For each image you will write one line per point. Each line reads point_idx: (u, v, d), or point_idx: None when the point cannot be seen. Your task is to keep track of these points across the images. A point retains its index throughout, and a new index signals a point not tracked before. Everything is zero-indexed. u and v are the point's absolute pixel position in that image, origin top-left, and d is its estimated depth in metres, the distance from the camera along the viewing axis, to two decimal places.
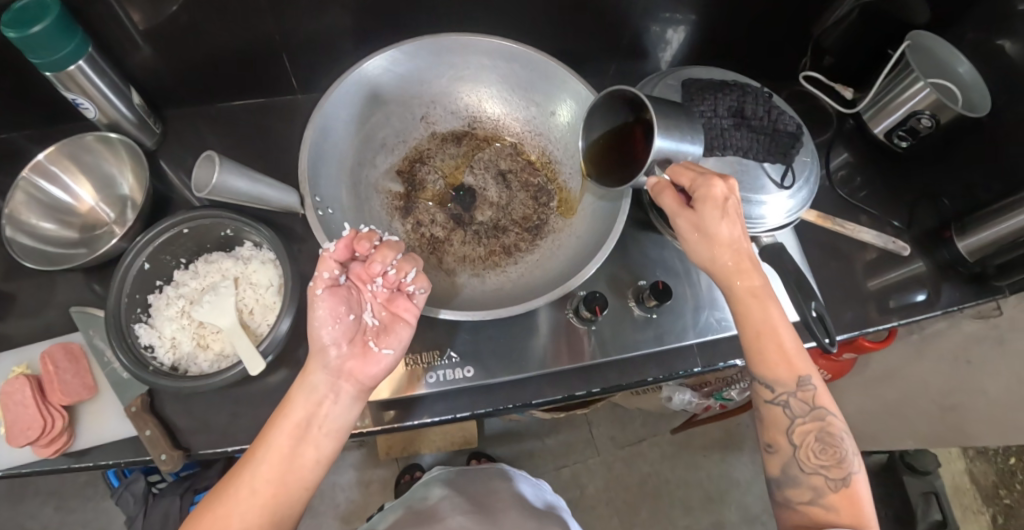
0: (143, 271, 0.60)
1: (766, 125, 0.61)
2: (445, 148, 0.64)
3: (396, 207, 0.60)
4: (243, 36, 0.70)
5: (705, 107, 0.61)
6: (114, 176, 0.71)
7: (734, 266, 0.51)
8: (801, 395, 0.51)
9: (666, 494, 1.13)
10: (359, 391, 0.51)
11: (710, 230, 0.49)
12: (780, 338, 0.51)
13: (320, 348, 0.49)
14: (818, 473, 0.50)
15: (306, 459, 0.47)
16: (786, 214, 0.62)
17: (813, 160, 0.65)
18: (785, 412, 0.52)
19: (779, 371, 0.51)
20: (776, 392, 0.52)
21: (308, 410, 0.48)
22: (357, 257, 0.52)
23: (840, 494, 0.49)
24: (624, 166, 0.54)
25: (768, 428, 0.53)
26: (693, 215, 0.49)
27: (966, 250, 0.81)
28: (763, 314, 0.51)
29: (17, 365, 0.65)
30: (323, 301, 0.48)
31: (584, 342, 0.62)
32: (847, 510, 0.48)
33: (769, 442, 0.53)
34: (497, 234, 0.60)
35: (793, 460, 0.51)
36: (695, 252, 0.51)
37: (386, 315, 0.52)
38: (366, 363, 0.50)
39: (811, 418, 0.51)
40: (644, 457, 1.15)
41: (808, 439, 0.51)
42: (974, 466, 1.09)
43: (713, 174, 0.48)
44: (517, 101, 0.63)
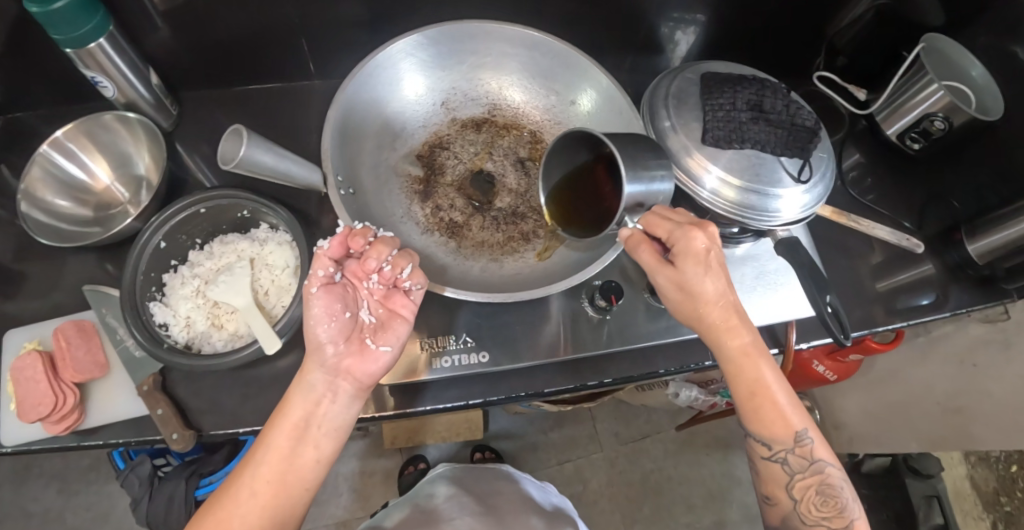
0: (159, 249, 0.60)
1: (783, 119, 0.61)
2: (465, 134, 0.64)
3: (415, 191, 0.60)
4: (262, 19, 0.70)
5: (724, 101, 0.61)
6: (130, 156, 0.71)
7: (722, 323, 0.50)
8: (799, 451, 0.51)
9: (668, 491, 1.13)
10: (357, 390, 0.50)
11: (692, 285, 0.49)
12: (773, 396, 0.51)
13: (317, 346, 0.48)
14: (820, 525, 0.50)
15: (306, 459, 0.47)
16: (800, 210, 0.61)
17: (830, 157, 0.64)
18: (783, 469, 0.51)
19: (776, 427, 0.51)
20: (773, 449, 0.51)
21: (306, 410, 0.48)
22: (352, 254, 0.51)
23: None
24: (595, 207, 0.53)
25: (768, 483, 0.53)
26: (673, 271, 0.49)
27: (976, 252, 0.80)
28: (755, 374, 0.50)
29: (30, 341, 0.66)
30: (318, 299, 0.47)
31: (598, 332, 0.62)
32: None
33: (769, 495, 0.53)
34: (516, 221, 0.60)
35: (794, 513, 0.52)
36: (681, 309, 0.51)
37: (384, 312, 0.51)
38: (363, 361, 0.49)
39: (810, 472, 0.51)
40: (647, 453, 1.15)
41: (808, 493, 0.51)
42: (976, 472, 1.07)
43: (691, 226, 0.48)
44: (537, 89, 0.64)
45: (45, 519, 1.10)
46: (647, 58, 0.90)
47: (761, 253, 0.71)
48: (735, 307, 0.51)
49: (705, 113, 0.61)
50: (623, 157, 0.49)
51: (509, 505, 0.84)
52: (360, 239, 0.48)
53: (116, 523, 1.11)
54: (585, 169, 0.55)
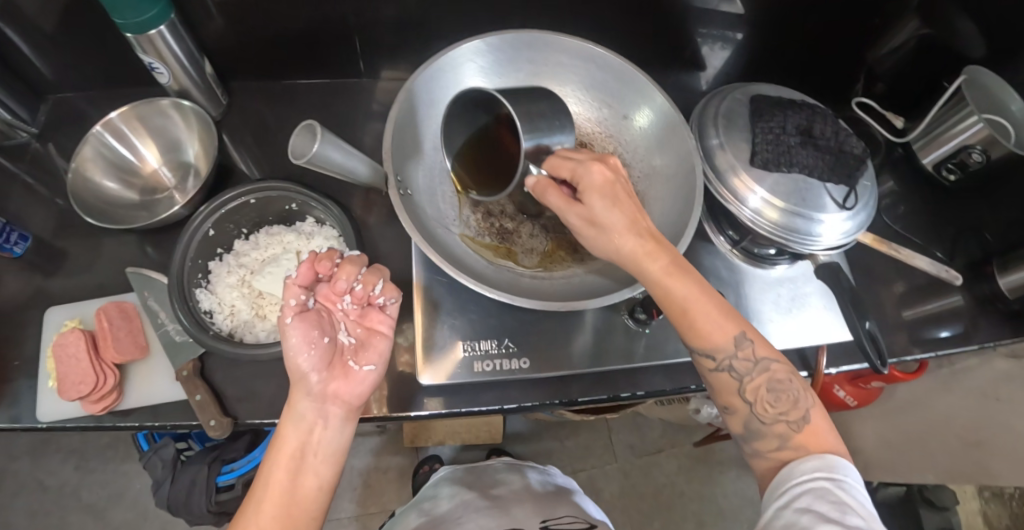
0: (207, 237, 0.61)
1: (832, 145, 0.61)
2: None
3: (467, 195, 0.60)
4: (317, 16, 0.71)
5: (773, 123, 0.61)
6: (178, 142, 0.72)
7: (640, 253, 0.47)
8: (743, 354, 0.48)
9: (679, 506, 1.12)
10: (349, 412, 0.50)
11: (602, 219, 0.47)
12: (705, 306, 0.48)
13: (301, 376, 0.48)
14: (779, 421, 0.46)
15: (308, 488, 0.46)
16: (841, 236, 0.61)
17: (874, 186, 0.64)
18: (731, 375, 0.48)
19: (714, 336, 0.48)
20: (717, 360, 0.48)
21: (300, 439, 0.47)
22: (321, 278, 0.51)
23: (804, 435, 0.46)
24: (500, 169, 0.54)
25: (720, 393, 0.50)
26: (583, 208, 0.47)
27: (1007, 286, 0.81)
28: (681, 293, 0.47)
29: (71, 319, 0.67)
30: (294, 329, 0.47)
31: (634, 345, 0.62)
32: (814, 443, 0.45)
33: (725, 405, 0.50)
34: (565, 230, 0.58)
35: (751, 416, 0.48)
36: (597, 245, 0.49)
37: (361, 331, 0.53)
38: (349, 383, 0.50)
39: (757, 371, 0.48)
40: (661, 467, 1.15)
41: (760, 393, 0.48)
42: None
43: (592, 161, 0.47)
44: (592, 102, 0.65)
45: (61, 494, 1.11)
46: (689, 75, 0.91)
47: (798, 275, 0.71)
48: (650, 230, 0.48)
49: (754, 135, 0.62)
50: (515, 110, 0.52)
51: (518, 497, 0.84)
52: (327, 263, 0.49)
53: (130, 503, 1.11)
54: (486, 132, 0.57)
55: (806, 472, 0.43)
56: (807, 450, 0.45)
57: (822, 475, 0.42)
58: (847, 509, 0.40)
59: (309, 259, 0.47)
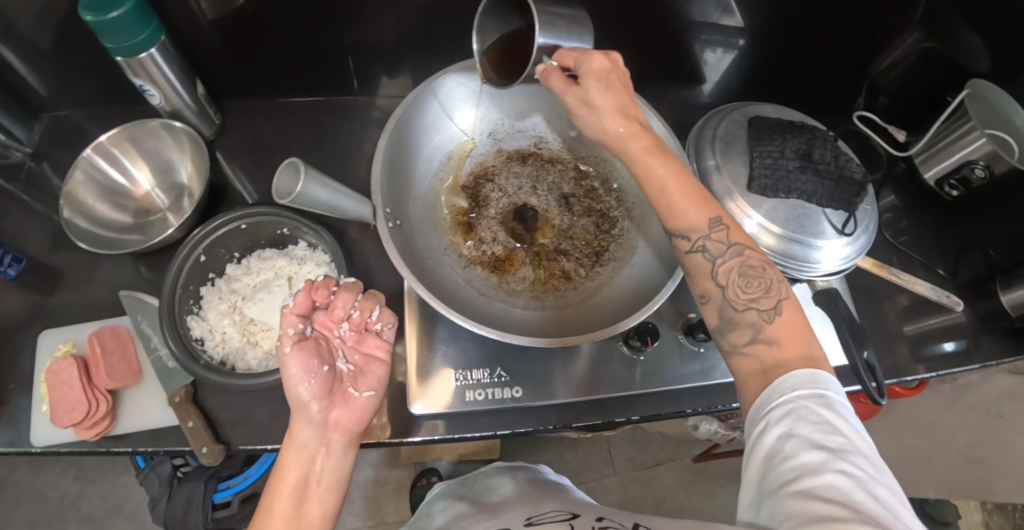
0: (198, 262, 0.61)
1: (832, 170, 0.60)
2: (510, 167, 0.62)
3: (458, 224, 0.59)
4: (310, 34, 0.70)
5: (772, 148, 0.61)
6: (171, 163, 0.72)
7: (626, 135, 0.48)
8: (717, 236, 0.46)
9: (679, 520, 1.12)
10: (350, 438, 0.50)
11: (595, 102, 0.48)
12: (683, 184, 0.47)
13: (301, 406, 0.47)
14: (750, 307, 0.44)
15: (314, 517, 0.46)
16: (840, 262, 0.60)
17: (874, 209, 0.64)
18: (705, 257, 0.46)
19: (689, 214, 0.46)
20: (692, 241, 0.47)
21: (303, 468, 0.47)
22: (319, 306, 0.51)
23: (775, 326, 0.43)
24: (518, 61, 0.53)
25: (694, 278, 0.48)
26: (579, 90, 0.48)
27: (1010, 303, 0.80)
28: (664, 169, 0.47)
29: (64, 344, 0.66)
30: (293, 359, 0.47)
31: (627, 372, 0.61)
32: (788, 340, 0.42)
33: (700, 293, 0.48)
34: (557, 258, 0.57)
35: (724, 301, 0.46)
36: (589, 127, 0.50)
37: (359, 358, 0.52)
38: (349, 410, 0.50)
39: (732, 254, 0.46)
40: (661, 481, 1.14)
41: (733, 277, 0.45)
42: (991, 520, 1.10)
43: (595, 51, 0.49)
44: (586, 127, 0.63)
45: (61, 505, 1.11)
46: (689, 89, 0.90)
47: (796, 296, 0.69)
48: (640, 116, 0.49)
49: (752, 159, 0.60)
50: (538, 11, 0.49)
51: (511, 499, 0.80)
52: (325, 291, 0.49)
53: (130, 515, 1.12)
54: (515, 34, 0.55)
55: (787, 392, 0.39)
56: (783, 350, 0.42)
57: (805, 394, 0.38)
58: (831, 430, 0.36)
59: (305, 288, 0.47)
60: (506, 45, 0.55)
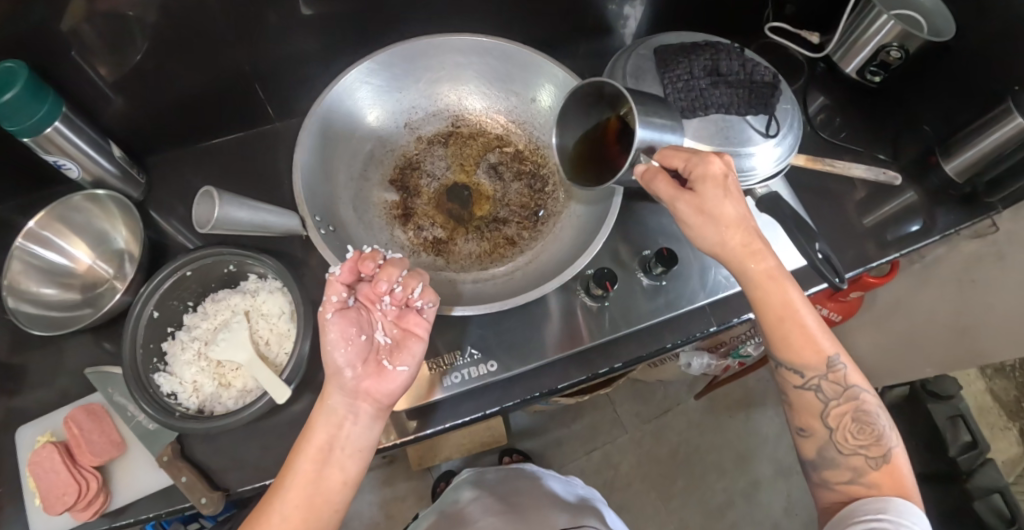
0: (153, 320, 0.60)
1: (742, 79, 0.61)
2: (434, 151, 0.62)
3: (395, 216, 0.58)
4: (213, 73, 0.70)
5: (681, 72, 0.61)
6: (107, 232, 0.70)
7: (743, 251, 0.49)
8: (832, 377, 0.51)
9: (698, 460, 1.14)
10: (378, 411, 0.48)
11: (713, 211, 0.47)
12: (801, 320, 0.50)
13: (335, 371, 0.47)
14: (857, 453, 0.49)
15: (334, 482, 0.46)
16: (774, 164, 0.61)
17: (795, 108, 0.64)
18: (818, 396, 0.51)
19: (805, 353, 0.50)
20: (806, 376, 0.51)
21: (329, 433, 0.47)
22: (363, 277, 0.49)
23: (880, 473, 0.47)
24: (602, 164, 0.53)
25: (801, 413, 0.52)
26: (694, 196, 0.47)
27: (954, 172, 0.81)
28: (787, 299, 0.50)
29: (41, 434, 0.65)
30: (334, 325, 0.46)
31: (596, 320, 0.61)
32: (889, 484, 0.47)
33: (803, 426, 0.53)
34: (498, 227, 0.58)
35: (829, 442, 0.51)
36: (701, 236, 0.49)
37: (398, 332, 0.50)
38: (381, 382, 0.48)
39: (845, 398, 0.50)
40: (672, 427, 1.16)
41: (844, 421, 0.50)
42: (994, 384, 1.14)
43: (707, 153, 0.48)
44: (496, 93, 0.62)
45: None
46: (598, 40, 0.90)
47: None
48: (757, 230, 0.50)
49: (665, 87, 0.61)
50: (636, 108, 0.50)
51: (531, 501, 0.80)
52: (369, 262, 0.47)
53: None
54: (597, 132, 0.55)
55: (874, 513, 0.44)
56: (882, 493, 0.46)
57: (887, 517, 0.43)
58: None
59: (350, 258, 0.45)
60: (590, 145, 0.54)
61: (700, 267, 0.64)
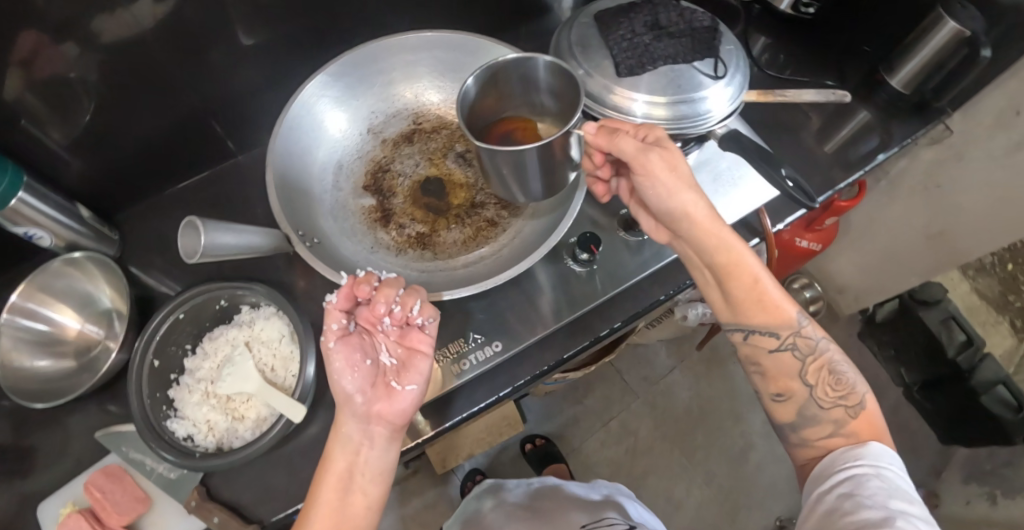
0: (154, 368, 0.60)
1: (684, 27, 0.62)
2: (401, 151, 0.62)
3: (375, 220, 0.58)
4: (169, 117, 0.70)
5: (623, 31, 0.63)
6: (92, 293, 0.70)
7: (712, 219, 0.51)
8: (801, 335, 0.55)
9: (712, 411, 1.17)
10: (393, 432, 0.50)
11: (684, 166, 0.49)
12: (766, 279, 0.54)
13: (346, 399, 0.48)
14: (838, 405, 0.54)
15: (358, 507, 0.47)
16: (728, 103, 0.62)
17: (739, 47, 0.66)
18: (794, 356, 0.55)
19: (776, 312, 0.55)
20: (780, 338, 0.55)
21: (348, 460, 0.48)
22: (360, 302, 0.50)
23: (858, 419, 0.54)
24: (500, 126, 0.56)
25: (780, 378, 0.56)
26: (663, 150, 0.49)
27: (900, 84, 0.84)
28: (753, 266, 0.53)
29: (64, 505, 0.65)
30: (338, 353, 0.47)
31: (589, 284, 0.62)
32: (867, 431, 0.53)
33: (780, 391, 0.57)
34: (477, 212, 0.59)
35: (809, 399, 0.55)
36: (677, 192, 0.49)
37: (403, 351, 0.51)
38: (392, 403, 0.49)
39: (818, 353, 0.55)
40: (681, 384, 1.19)
41: (820, 377, 0.55)
42: (978, 284, 1.20)
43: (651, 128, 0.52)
44: (451, 84, 0.63)
45: None
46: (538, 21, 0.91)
47: (711, 156, 0.70)
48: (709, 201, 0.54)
49: (612, 49, 0.62)
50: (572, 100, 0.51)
51: (554, 503, 0.82)
52: (366, 285, 0.47)
53: None
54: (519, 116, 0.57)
55: (854, 461, 0.51)
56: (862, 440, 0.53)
57: (865, 462, 0.50)
58: (893, 493, 0.47)
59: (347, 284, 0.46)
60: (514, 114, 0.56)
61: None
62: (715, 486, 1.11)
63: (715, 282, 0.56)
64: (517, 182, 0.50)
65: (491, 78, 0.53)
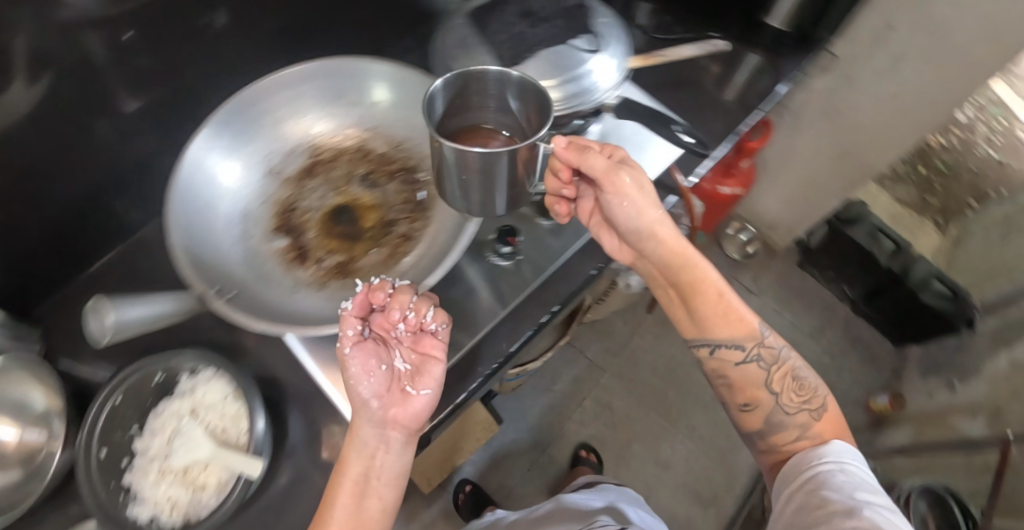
0: (103, 459, 0.58)
1: (553, 13, 0.66)
2: (305, 186, 0.61)
3: (292, 259, 0.57)
4: (61, 198, 0.67)
5: (498, 25, 0.64)
6: (24, 398, 0.64)
7: (676, 236, 0.56)
8: (765, 348, 0.60)
9: (677, 369, 1.22)
10: (408, 435, 0.52)
11: (649, 184, 0.53)
12: (727, 294, 0.59)
13: (362, 404, 0.50)
14: (802, 410, 0.59)
15: (373, 510, 0.51)
16: (614, 73, 0.63)
17: (614, 18, 0.68)
18: (759, 366, 0.60)
19: (739, 326, 0.59)
20: (746, 350, 0.60)
21: (364, 464, 0.51)
22: (374, 308, 0.51)
23: (821, 422, 0.59)
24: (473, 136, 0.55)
25: (748, 387, 0.61)
26: (632, 170, 0.53)
27: (779, 24, 0.89)
28: (715, 279, 0.58)
29: None
30: (354, 359, 0.49)
31: (519, 275, 0.63)
32: (829, 429, 0.58)
33: (748, 400, 0.61)
34: (389, 230, 0.58)
35: (775, 406, 0.59)
36: (643, 210, 0.54)
37: (416, 356, 0.52)
38: (406, 407, 0.50)
39: (780, 363, 0.60)
40: (642, 349, 1.24)
41: (784, 385, 0.60)
42: (898, 194, 1.33)
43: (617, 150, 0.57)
44: (340, 110, 0.63)
45: None
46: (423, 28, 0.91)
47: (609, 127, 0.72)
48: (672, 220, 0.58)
49: (490, 42, 0.63)
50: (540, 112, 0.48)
51: (555, 517, 0.83)
52: (381, 292, 0.48)
53: None
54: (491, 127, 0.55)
55: (821, 460, 0.55)
56: (823, 436, 0.58)
57: (830, 461, 0.54)
58: (857, 485, 0.51)
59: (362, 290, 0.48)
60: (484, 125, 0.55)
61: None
62: (696, 438, 1.15)
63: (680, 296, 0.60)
64: (477, 194, 0.50)
65: (461, 91, 0.51)
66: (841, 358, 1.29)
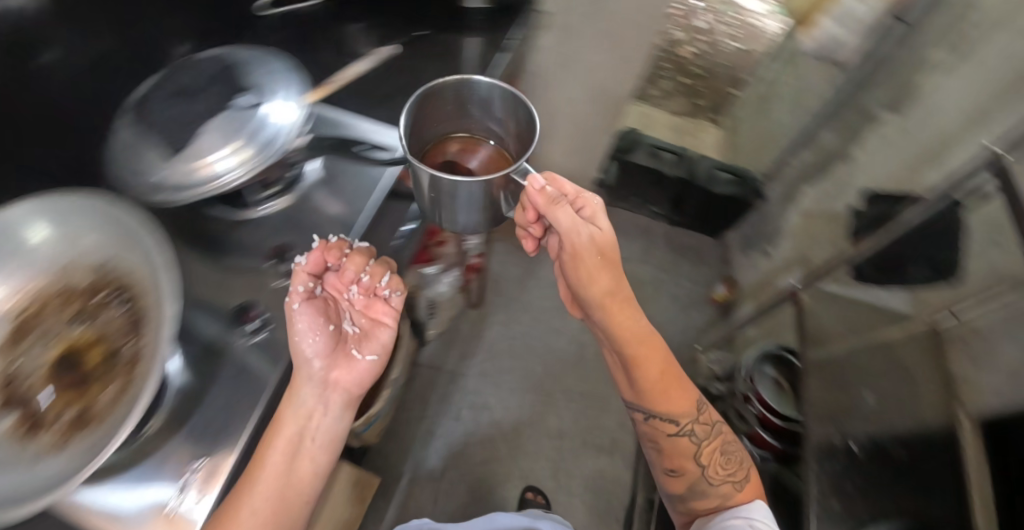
0: None
1: (209, 86, 0.67)
2: (21, 354, 0.58)
3: (26, 432, 0.53)
4: None
5: (157, 113, 0.64)
6: None
7: (631, 309, 0.68)
8: (701, 421, 0.75)
9: (530, 347, 1.38)
10: (343, 399, 0.65)
11: (610, 254, 0.64)
12: (673, 370, 0.73)
13: (305, 362, 0.60)
14: (727, 483, 0.74)
15: (303, 470, 0.60)
16: (294, 109, 0.64)
17: (276, 62, 0.69)
18: (692, 440, 0.74)
19: (682, 404, 0.73)
20: (681, 424, 0.74)
21: (299, 422, 0.60)
22: (329, 269, 0.66)
23: (742, 493, 0.74)
24: (462, 148, 0.69)
25: (680, 457, 0.75)
26: (601, 238, 0.63)
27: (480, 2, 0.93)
28: (660, 357, 0.71)
29: None
30: (302, 314, 0.60)
31: (274, 341, 0.62)
32: (747, 491, 0.74)
33: (679, 467, 0.76)
34: (116, 359, 0.58)
35: (701, 476, 0.75)
36: (596, 283, 0.65)
37: (365, 320, 0.71)
38: (346, 370, 0.65)
39: (712, 439, 0.74)
40: (494, 341, 1.38)
41: (714, 458, 0.74)
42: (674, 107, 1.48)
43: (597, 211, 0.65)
44: (14, 264, 0.58)
45: None
46: None
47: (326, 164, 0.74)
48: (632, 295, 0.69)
49: (154, 132, 0.62)
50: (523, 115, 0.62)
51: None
52: (336, 252, 0.63)
53: None
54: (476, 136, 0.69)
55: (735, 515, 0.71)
56: (739, 497, 0.73)
57: (743, 519, 0.70)
58: None
59: (320, 249, 0.61)
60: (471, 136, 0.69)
61: (343, 225, 0.69)
62: (575, 397, 1.31)
63: (624, 364, 0.72)
64: (444, 211, 0.58)
65: (448, 101, 0.64)
66: (667, 277, 1.50)
